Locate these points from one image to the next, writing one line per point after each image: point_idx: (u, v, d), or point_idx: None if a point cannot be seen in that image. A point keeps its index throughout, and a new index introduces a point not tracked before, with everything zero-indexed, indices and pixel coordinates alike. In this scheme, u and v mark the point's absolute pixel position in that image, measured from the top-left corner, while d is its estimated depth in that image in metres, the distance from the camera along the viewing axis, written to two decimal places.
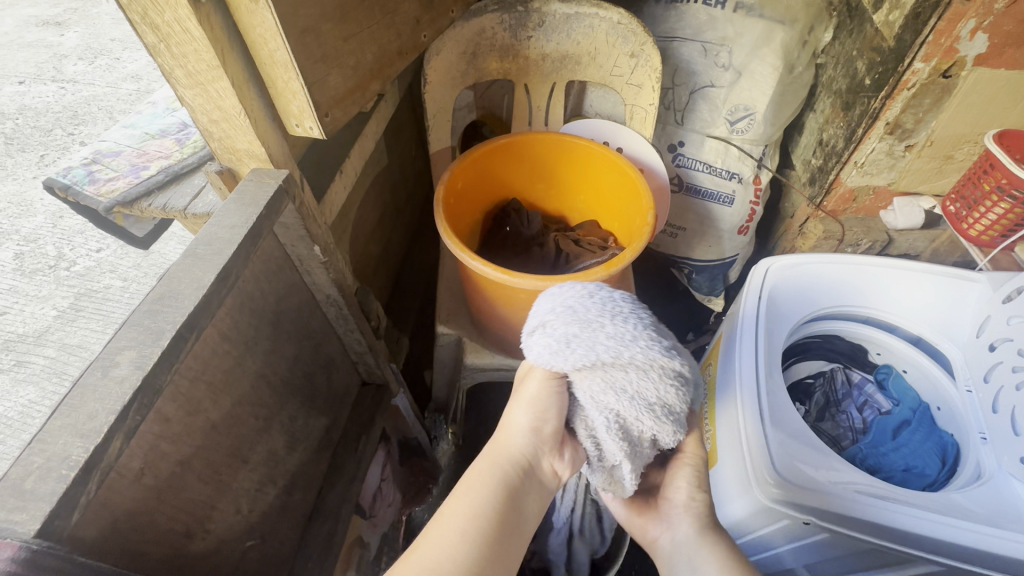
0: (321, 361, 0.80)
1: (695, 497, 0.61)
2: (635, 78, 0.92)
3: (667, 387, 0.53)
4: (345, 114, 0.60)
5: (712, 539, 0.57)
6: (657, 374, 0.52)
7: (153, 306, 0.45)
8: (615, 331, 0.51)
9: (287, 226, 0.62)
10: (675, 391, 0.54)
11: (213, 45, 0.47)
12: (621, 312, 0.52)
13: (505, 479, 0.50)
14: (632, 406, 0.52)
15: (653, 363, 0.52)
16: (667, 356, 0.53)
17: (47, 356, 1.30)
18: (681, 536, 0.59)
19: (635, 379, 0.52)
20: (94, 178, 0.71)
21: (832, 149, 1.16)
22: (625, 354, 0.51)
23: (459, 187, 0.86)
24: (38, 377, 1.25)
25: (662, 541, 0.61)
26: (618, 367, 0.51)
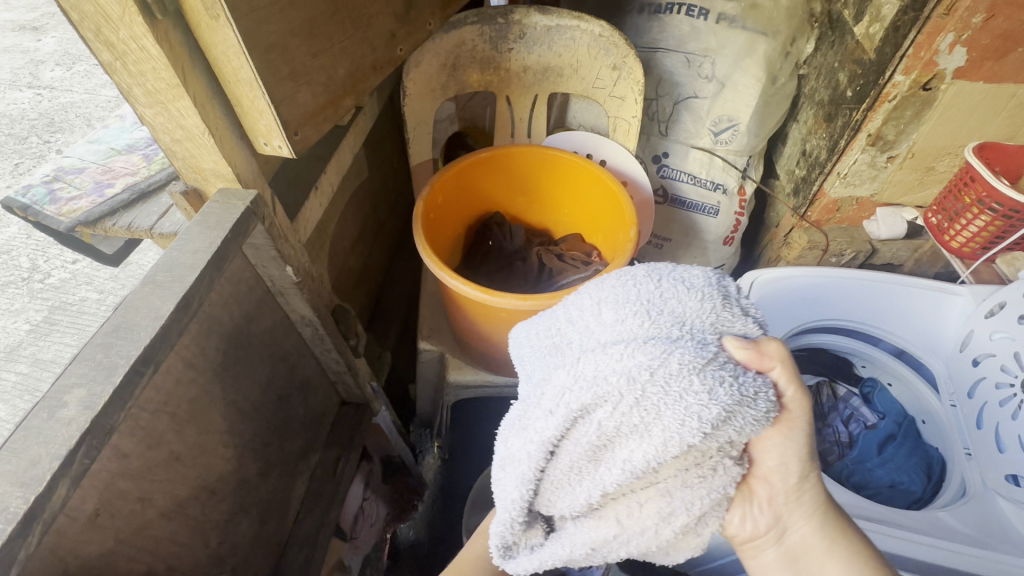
0: (298, 383, 0.77)
1: (806, 477, 0.52)
2: (618, 91, 0.91)
3: (592, 430, 0.46)
4: (316, 131, 0.58)
5: (841, 541, 0.51)
6: (567, 429, 0.46)
7: (106, 339, 0.43)
8: (524, 436, 0.48)
9: (257, 246, 0.60)
10: (605, 418, 0.45)
11: (172, 63, 0.45)
12: (519, 414, 0.50)
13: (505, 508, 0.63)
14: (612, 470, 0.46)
15: (552, 434, 0.46)
16: (564, 399, 0.46)
17: (19, 372, 1.26)
18: (795, 537, 0.52)
19: (568, 462, 0.46)
20: (56, 197, 0.68)
21: (816, 160, 1.16)
22: (540, 455, 0.46)
23: (438, 203, 0.84)
24: (9, 395, 1.21)
25: (764, 540, 0.53)
26: (564, 464, 0.47)
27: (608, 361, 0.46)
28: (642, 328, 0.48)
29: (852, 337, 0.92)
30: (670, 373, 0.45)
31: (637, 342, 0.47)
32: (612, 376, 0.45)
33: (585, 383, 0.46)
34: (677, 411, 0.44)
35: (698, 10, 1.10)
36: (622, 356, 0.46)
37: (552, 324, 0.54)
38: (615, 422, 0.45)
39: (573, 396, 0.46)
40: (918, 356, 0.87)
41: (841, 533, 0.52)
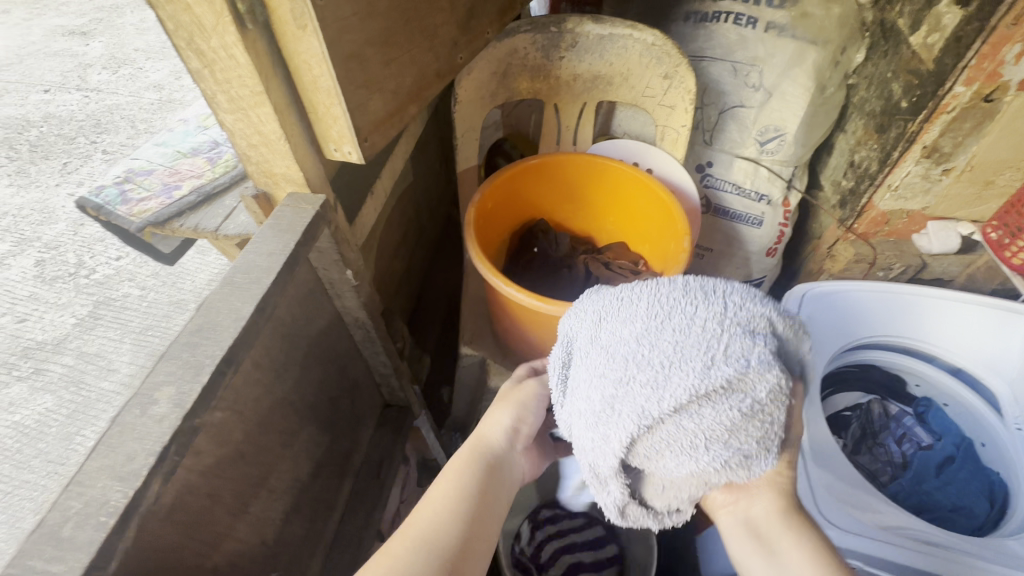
0: (347, 385, 0.78)
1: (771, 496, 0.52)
2: (668, 100, 0.91)
3: (689, 421, 0.45)
4: (384, 137, 0.59)
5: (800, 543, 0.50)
6: (729, 453, 0.46)
7: (191, 339, 0.44)
8: (675, 467, 0.47)
9: (321, 250, 0.61)
10: (701, 413, 0.45)
11: (257, 71, 0.47)
12: (625, 410, 0.46)
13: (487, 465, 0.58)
14: (704, 458, 0.46)
15: (712, 461, 0.47)
16: (702, 416, 0.45)
17: (65, 364, 1.52)
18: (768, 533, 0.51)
19: (720, 477, 0.48)
20: (127, 197, 0.70)
21: (865, 171, 1.14)
22: (655, 459, 0.48)
23: (489, 208, 0.85)
24: (56, 386, 1.47)
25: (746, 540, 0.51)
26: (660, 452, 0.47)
27: (755, 373, 0.46)
28: (759, 326, 0.48)
29: (906, 353, 0.90)
30: (748, 380, 0.45)
31: (721, 345, 0.46)
32: (765, 392, 0.46)
33: (740, 406, 0.45)
34: (746, 411, 0.46)
35: (747, 19, 1.10)
36: (760, 374, 0.45)
37: (635, 324, 0.49)
38: (727, 442, 0.46)
39: (727, 418, 0.45)
40: (978, 376, 0.85)
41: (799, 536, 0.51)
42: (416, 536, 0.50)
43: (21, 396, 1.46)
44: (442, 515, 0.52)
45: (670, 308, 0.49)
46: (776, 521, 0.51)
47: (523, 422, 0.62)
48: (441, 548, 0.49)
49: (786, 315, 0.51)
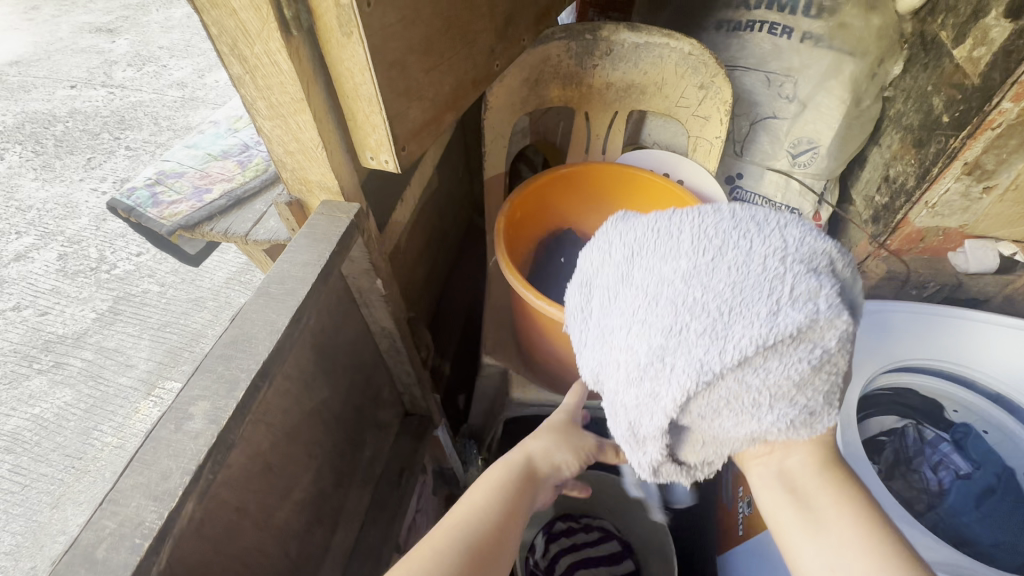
0: (371, 393, 0.77)
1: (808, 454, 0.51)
2: (702, 110, 0.89)
3: (751, 372, 0.43)
4: (420, 146, 0.57)
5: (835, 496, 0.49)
6: (794, 413, 0.45)
7: (226, 351, 0.43)
8: (730, 424, 0.46)
9: (353, 259, 0.60)
10: (764, 364, 0.43)
11: (299, 78, 0.46)
12: (679, 361, 0.44)
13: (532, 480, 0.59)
14: (762, 409, 0.45)
15: (775, 419, 0.45)
16: (764, 366, 0.43)
17: (85, 359, 1.53)
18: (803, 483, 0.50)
19: (777, 436, 0.47)
20: (158, 200, 0.69)
21: (901, 187, 1.11)
22: (710, 412, 0.46)
23: (517, 218, 0.84)
24: (75, 380, 1.49)
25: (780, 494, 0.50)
26: (717, 405, 0.45)
27: (825, 321, 0.42)
28: (822, 262, 0.45)
29: (942, 377, 0.87)
30: (815, 327, 0.42)
31: (782, 287, 0.42)
32: (835, 340, 0.43)
33: (811, 357, 0.43)
34: (811, 361, 0.43)
35: (782, 28, 1.08)
36: (834, 321, 0.42)
37: (680, 262, 0.46)
38: (791, 394, 0.44)
39: (795, 372, 0.43)
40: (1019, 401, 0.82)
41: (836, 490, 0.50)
42: (466, 519, 0.52)
43: (41, 389, 1.47)
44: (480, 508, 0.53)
45: (722, 245, 0.46)
46: (812, 475, 0.50)
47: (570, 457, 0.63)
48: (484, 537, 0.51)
49: (847, 248, 0.47)
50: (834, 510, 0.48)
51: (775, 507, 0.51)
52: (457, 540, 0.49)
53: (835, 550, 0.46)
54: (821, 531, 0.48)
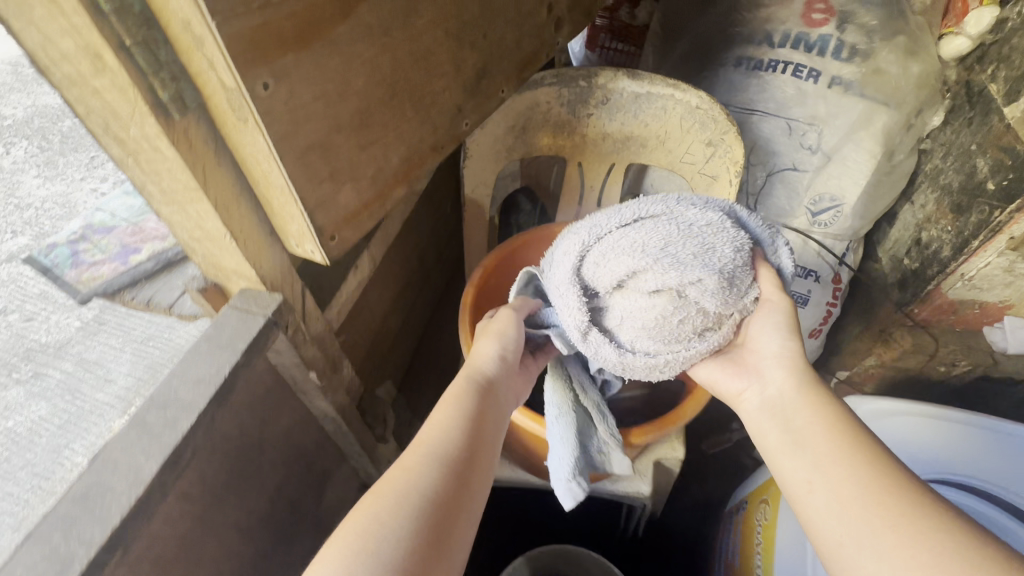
0: (315, 478, 0.69)
1: (789, 370, 0.50)
2: (710, 169, 0.79)
3: (630, 229, 0.50)
4: (358, 232, 0.49)
5: (821, 406, 0.48)
6: (665, 258, 0.47)
7: (71, 511, 0.35)
8: (619, 262, 0.49)
9: (278, 354, 0.51)
10: (638, 225, 0.50)
11: (191, 166, 0.37)
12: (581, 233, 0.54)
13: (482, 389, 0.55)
14: (636, 260, 0.48)
15: (649, 265, 0.48)
16: (637, 225, 0.50)
17: (64, 371, 1.12)
18: (778, 394, 0.50)
19: (662, 287, 0.48)
20: (79, 260, 0.61)
21: (934, 254, 0.99)
22: (599, 269, 0.50)
23: (486, 287, 0.75)
24: (51, 394, 1.08)
25: (757, 405, 0.51)
26: (603, 257, 0.50)
27: (691, 210, 0.50)
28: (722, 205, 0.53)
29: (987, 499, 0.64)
30: (684, 210, 0.50)
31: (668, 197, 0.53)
32: (705, 220, 0.49)
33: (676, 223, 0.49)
34: (678, 227, 0.48)
35: (807, 71, 0.98)
36: (699, 208, 0.51)
37: None
38: (659, 242, 0.48)
39: (664, 231, 0.48)
40: None
41: (821, 401, 0.48)
42: (427, 454, 0.47)
43: (16, 402, 1.08)
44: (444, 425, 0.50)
45: None
46: (792, 398, 0.49)
47: (510, 349, 0.58)
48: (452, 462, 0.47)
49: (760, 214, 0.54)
50: (813, 422, 0.47)
51: (758, 427, 0.50)
52: (436, 458, 0.47)
53: (810, 457, 0.45)
54: (798, 445, 0.46)
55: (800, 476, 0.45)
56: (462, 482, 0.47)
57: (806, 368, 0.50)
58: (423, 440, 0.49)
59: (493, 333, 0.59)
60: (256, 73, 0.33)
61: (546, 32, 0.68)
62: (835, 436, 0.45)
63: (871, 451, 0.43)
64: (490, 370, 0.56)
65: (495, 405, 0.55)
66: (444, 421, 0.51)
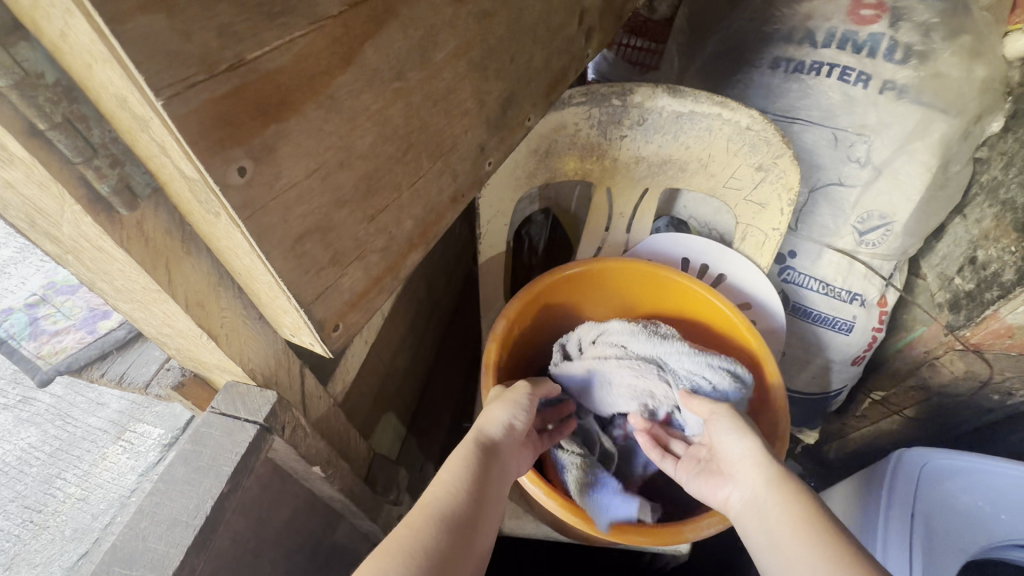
0: (321, 561, 0.61)
1: (764, 461, 0.48)
2: (758, 196, 0.70)
3: None
4: (368, 313, 0.40)
5: (793, 499, 0.44)
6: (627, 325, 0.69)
7: None
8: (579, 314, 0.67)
9: (276, 454, 0.43)
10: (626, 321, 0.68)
11: (150, 266, 0.28)
12: None
13: (486, 456, 0.48)
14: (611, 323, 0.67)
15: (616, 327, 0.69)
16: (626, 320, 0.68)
17: (54, 394, 1.03)
18: (752, 488, 0.47)
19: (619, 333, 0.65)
20: (38, 329, 0.54)
21: (993, 276, 0.91)
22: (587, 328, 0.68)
23: (511, 337, 0.66)
24: (39, 419, 0.99)
25: (732, 498, 0.49)
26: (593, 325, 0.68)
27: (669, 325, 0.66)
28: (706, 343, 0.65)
29: None
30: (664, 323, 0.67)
31: None
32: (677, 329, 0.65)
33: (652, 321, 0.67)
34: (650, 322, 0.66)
35: (857, 75, 0.87)
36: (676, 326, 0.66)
37: None
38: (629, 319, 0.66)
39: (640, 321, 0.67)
40: None
41: (796, 495, 0.44)
42: (412, 530, 0.41)
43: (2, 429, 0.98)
44: (444, 485, 0.45)
45: None
46: (764, 489, 0.46)
47: (523, 417, 0.51)
48: (441, 545, 0.40)
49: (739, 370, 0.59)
50: (784, 516, 0.43)
51: (740, 527, 0.47)
52: (430, 523, 0.41)
53: (776, 555, 0.41)
54: (769, 542, 0.42)
55: (774, 571, 0.41)
56: (457, 557, 0.41)
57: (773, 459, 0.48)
58: (419, 500, 0.43)
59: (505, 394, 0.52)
60: (228, 157, 0.24)
61: (577, 46, 0.59)
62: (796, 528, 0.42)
63: (843, 549, 0.39)
64: (499, 426, 0.50)
65: (501, 466, 0.49)
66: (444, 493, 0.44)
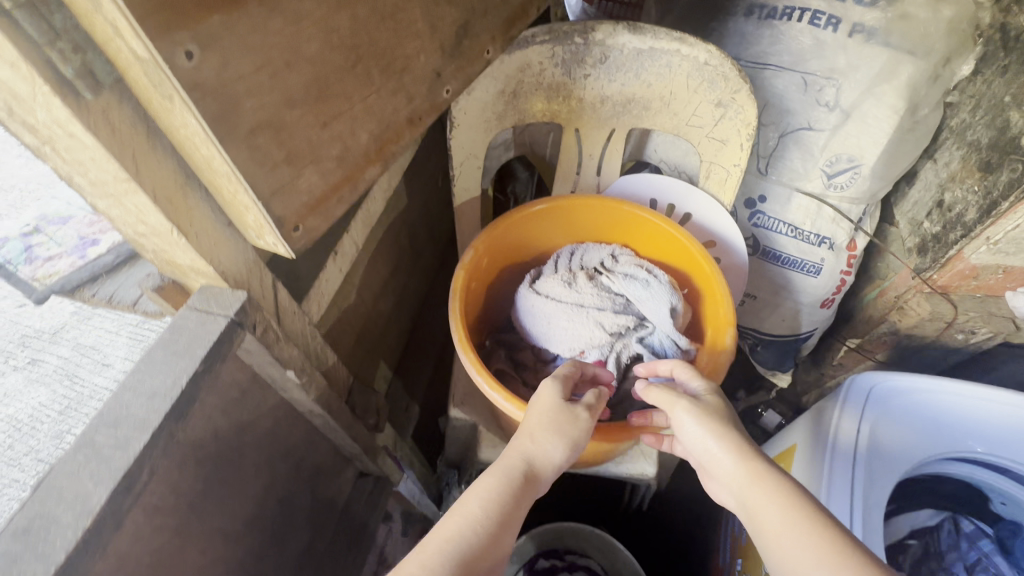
0: (306, 475, 0.66)
1: (740, 453, 0.49)
2: (719, 132, 0.72)
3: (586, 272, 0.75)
4: (328, 218, 0.44)
5: (773, 495, 0.45)
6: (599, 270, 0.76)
7: (11, 547, 0.31)
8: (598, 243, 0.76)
9: (250, 353, 0.47)
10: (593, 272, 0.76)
11: (117, 153, 0.32)
12: None
13: (519, 483, 0.48)
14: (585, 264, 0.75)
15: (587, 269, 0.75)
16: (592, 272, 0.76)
17: (60, 355, 1.06)
18: (735, 488, 0.48)
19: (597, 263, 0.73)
20: (34, 255, 0.62)
21: (958, 217, 0.93)
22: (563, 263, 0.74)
23: (480, 269, 0.70)
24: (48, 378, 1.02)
25: (724, 490, 0.51)
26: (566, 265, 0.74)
27: None
28: None
29: (976, 466, 0.73)
30: None
31: None
32: None
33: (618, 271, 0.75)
34: None
35: (826, 19, 0.87)
36: None
37: None
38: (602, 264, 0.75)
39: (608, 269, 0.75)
40: None
41: (774, 487, 0.46)
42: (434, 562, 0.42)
43: (13, 388, 1.02)
44: (467, 515, 0.45)
45: None
46: (745, 489, 0.47)
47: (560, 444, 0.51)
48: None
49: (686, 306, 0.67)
50: (770, 518, 0.45)
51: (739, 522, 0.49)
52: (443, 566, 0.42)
53: (775, 555, 0.43)
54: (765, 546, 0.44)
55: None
56: None
57: (748, 455, 0.49)
58: (436, 532, 0.44)
59: (544, 417, 0.52)
60: (175, 39, 0.27)
61: None
62: (785, 524, 0.44)
63: (827, 545, 0.41)
64: (539, 453, 0.50)
65: (531, 493, 0.49)
66: (463, 518, 0.45)
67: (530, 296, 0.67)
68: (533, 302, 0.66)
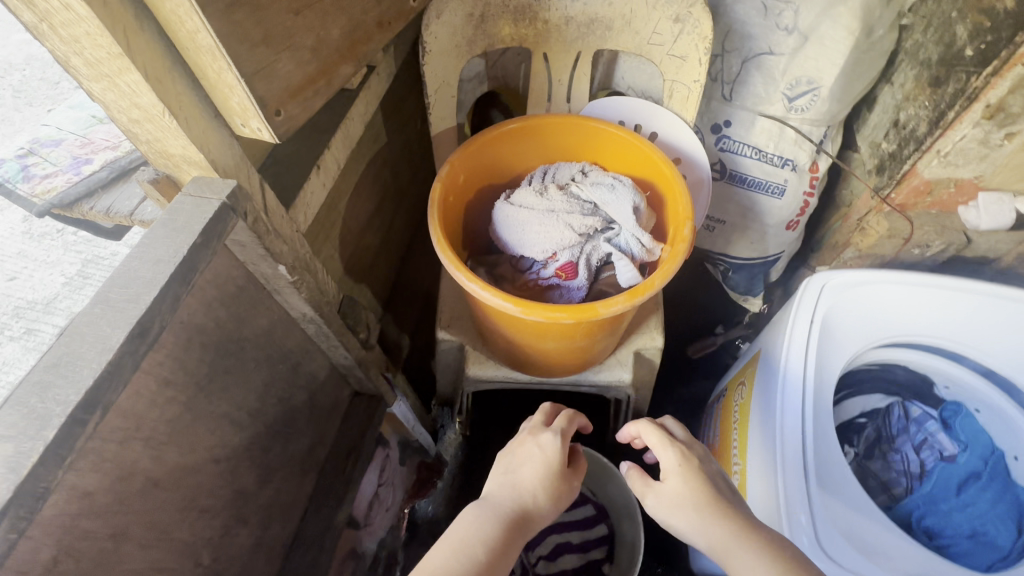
0: (303, 382, 0.70)
1: (718, 518, 0.55)
2: (678, 49, 0.76)
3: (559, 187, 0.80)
4: (306, 109, 0.47)
5: (754, 553, 0.51)
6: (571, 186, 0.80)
7: (44, 378, 0.36)
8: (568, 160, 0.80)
9: (242, 244, 0.51)
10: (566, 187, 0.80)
11: (109, 25, 0.35)
12: None
13: (506, 523, 0.55)
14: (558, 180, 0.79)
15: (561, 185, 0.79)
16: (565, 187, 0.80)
17: None
18: (716, 547, 0.54)
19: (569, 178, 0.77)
20: (30, 174, 0.65)
21: (911, 133, 0.98)
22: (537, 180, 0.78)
23: (456, 185, 0.74)
24: None
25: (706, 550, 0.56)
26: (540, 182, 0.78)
27: None
28: None
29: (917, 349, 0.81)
30: None
31: None
32: None
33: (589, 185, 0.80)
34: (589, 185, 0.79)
35: None
36: None
37: None
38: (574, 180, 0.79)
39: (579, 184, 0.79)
40: (1008, 374, 0.77)
41: (753, 546, 0.52)
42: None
43: None
44: (465, 551, 0.51)
45: None
46: (729, 544, 0.53)
47: (547, 490, 0.59)
48: None
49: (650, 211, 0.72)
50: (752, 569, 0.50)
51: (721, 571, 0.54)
52: None
53: None
54: None
55: None
56: None
57: (730, 518, 0.55)
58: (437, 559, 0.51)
59: (536, 469, 0.60)
60: None
61: None
62: None
63: None
64: (527, 500, 0.58)
65: (516, 536, 0.55)
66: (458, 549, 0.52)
67: (505, 206, 0.71)
68: (510, 213, 0.70)
